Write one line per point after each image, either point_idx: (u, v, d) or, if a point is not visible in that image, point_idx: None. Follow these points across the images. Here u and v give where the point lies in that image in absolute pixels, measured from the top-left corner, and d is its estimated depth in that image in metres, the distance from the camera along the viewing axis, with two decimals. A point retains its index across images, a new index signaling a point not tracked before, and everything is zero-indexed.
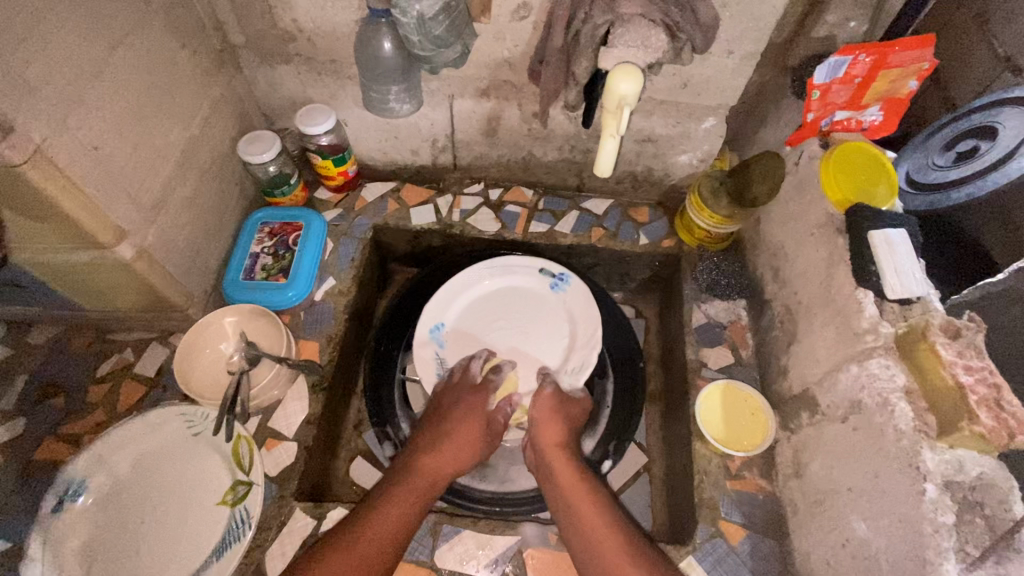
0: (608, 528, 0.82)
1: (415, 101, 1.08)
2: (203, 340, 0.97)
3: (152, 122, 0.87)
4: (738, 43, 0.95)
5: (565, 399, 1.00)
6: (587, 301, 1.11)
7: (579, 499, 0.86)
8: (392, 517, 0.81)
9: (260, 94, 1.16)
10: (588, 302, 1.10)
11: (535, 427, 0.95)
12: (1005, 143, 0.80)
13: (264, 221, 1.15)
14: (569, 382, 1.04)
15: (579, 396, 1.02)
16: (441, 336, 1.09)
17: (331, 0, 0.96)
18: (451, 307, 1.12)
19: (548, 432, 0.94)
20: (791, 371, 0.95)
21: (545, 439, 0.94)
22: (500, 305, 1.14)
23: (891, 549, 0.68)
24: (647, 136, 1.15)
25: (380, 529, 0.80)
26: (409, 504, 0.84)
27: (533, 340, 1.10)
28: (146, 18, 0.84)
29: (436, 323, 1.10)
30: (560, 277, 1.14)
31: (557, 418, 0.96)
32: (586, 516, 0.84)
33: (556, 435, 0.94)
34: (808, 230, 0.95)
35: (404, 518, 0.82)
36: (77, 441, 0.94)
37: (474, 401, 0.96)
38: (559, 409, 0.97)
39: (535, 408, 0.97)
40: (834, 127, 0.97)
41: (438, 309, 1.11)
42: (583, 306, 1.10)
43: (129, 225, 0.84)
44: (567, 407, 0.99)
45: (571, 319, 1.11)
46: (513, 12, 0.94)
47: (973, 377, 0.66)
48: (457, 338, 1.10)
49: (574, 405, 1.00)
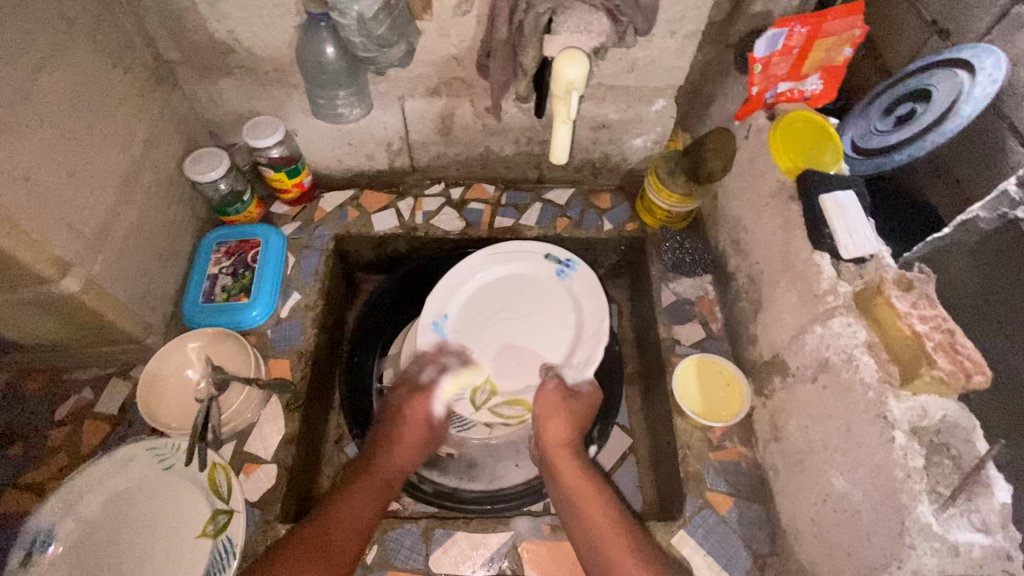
0: (605, 515, 0.83)
1: (364, 105, 1.07)
2: (166, 368, 0.93)
3: (87, 147, 0.83)
4: (679, 23, 0.97)
5: (573, 394, 0.99)
6: (592, 288, 1.08)
7: (580, 491, 0.87)
8: (354, 513, 0.83)
9: (203, 110, 1.12)
10: (592, 288, 1.08)
11: (539, 422, 0.95)
12: (938, 104, 0.83)
13: (220, 241, 1.12)
14: (576, 375, 1.02)
15: (586, 390, 1.01)
16: (440, 327, 1.08)
17: (267, 8, 0.93)
18: (450, 298, 1.10)
19: (553, 428, 0.94)
20: (760, 339, 0.97)
21: (549, 434, 0.94)
22: (502, 296, 1.12)
23: (869, 499, 0.70)
24: (601, 122, 1.16)
25: (347, 528, 0.81)
26: (372, 502, 0.86)
27: (536, 332, 1.09)
28: (70, 38, 0.80)
29: (439, 315, 1.09)
30: (566, 263, 1.12)
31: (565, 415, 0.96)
32: (586, 504, 0.85)
33: (561, 430, 0.94)
34: (763, 200, 0.97)
35: (367, 510, 0.84)
36: (40, 489, 0.89)
37: (414, 413, 0.98)
38: (566, 406, 0.97)
39: (538, 405, 0.97)
40: (778, 99, 1.00)
41: (439, 300, 1.09)
42: (588, 298, 1.08)
43: (73, 257, 0.80)
44: (571, 402, 0.98)
45: (577, 310, 1.09)
46: (455, 7, 0.93)
47: (928, 325, 0.68)
48: (460, 327, 1.09)
49: (580, 400, 0.99)
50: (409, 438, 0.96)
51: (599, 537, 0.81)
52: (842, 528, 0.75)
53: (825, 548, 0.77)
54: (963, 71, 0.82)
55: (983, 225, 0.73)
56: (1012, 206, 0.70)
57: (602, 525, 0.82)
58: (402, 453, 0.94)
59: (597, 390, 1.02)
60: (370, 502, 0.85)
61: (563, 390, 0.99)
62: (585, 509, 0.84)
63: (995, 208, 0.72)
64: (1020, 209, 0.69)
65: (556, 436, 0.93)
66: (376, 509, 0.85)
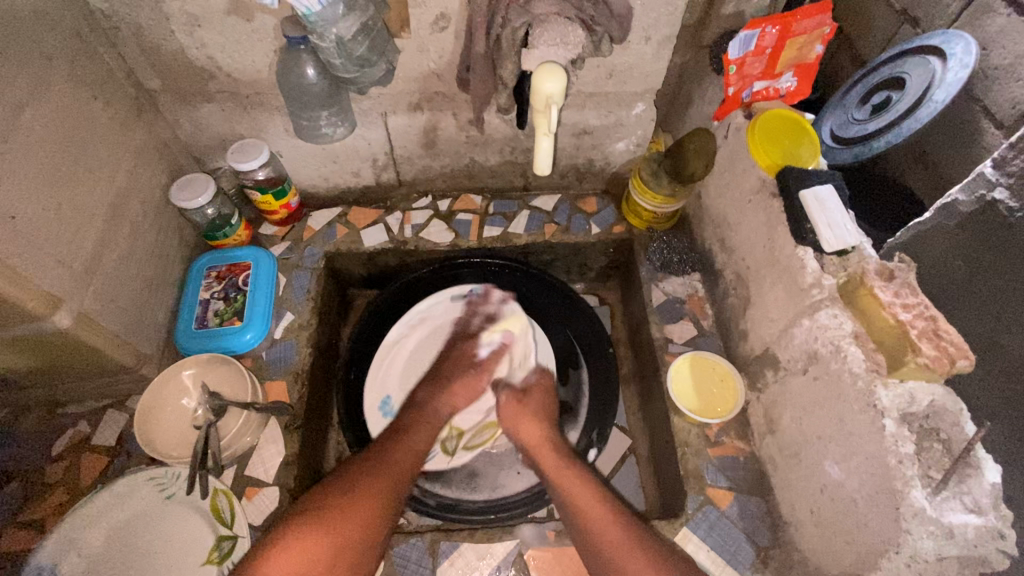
0: (602, 505, 0.83)
1: (348, 123, 1.09)
2: (163, 397, 0.93)
3: (72, 181, 0.83)
4: (654, 29, 0.98)
5: (526, 394, 0.99)
6: (503, 296, 1.15)
7: (572, 485, 0.86)
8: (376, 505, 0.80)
9: (186, 136, 1.12)
10: (504, 302, 1.14)
11: (515, 430, 0.95)
12: (911, 91, 0.85)
13: (209, 266, 1.12)
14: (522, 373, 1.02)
15: (534, 380, 1.02)
16: (390, 408, 1.08)
17: (245, 33, 0.94)
18: (389, 376, 1.12)
19: (526, 432, 0.94)
20: (751, 334, 0.99)
21: (527, 436, 0.93)
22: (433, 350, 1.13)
23: (864, 487, 0.72)
24: (583, 129, 1.17)
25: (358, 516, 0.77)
26: (384, 498, 0.81)
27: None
28: (48, 73, 0.80)
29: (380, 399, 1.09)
30: (470, 294, 1.17)
31: (530, 418, 0.95)
32: (581, 497, 0.84)
33: (536, 430, 0.94)
34: (746, 197, 0.99)
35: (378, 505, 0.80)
36: (40, 527, 0.88)
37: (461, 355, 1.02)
38: (528, 403, 0.97)
39: (504, 418, 0.96)
40: (755, 98, 1.02)
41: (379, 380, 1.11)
42: (503, 306, 1.14)
43: (62, 292, 0.80)
44: (528, 403, 0.97)
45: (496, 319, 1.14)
46: (433, 24, 0.94)
47: (911, 314, 0.71)
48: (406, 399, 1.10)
49: (533, 394, 0.99)
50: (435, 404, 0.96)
51: (602, 528, 0.80)
52: (840, 517, 0.76)
53: (825, 538, 0.79)
54: (934, 58, 0.85)
55: (963, 207, 0.74)
56: (989, 188, 0.71)
57: (603, 518, 0.81)
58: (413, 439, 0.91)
59: (544, 371, 1.04)
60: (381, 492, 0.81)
61: (516, 395, 0.98)
62: (585, 503, 0.83)
63: (973, 190, 0.73)
64: (997, 191, 0.70)
65: (535, 436, 0.93)
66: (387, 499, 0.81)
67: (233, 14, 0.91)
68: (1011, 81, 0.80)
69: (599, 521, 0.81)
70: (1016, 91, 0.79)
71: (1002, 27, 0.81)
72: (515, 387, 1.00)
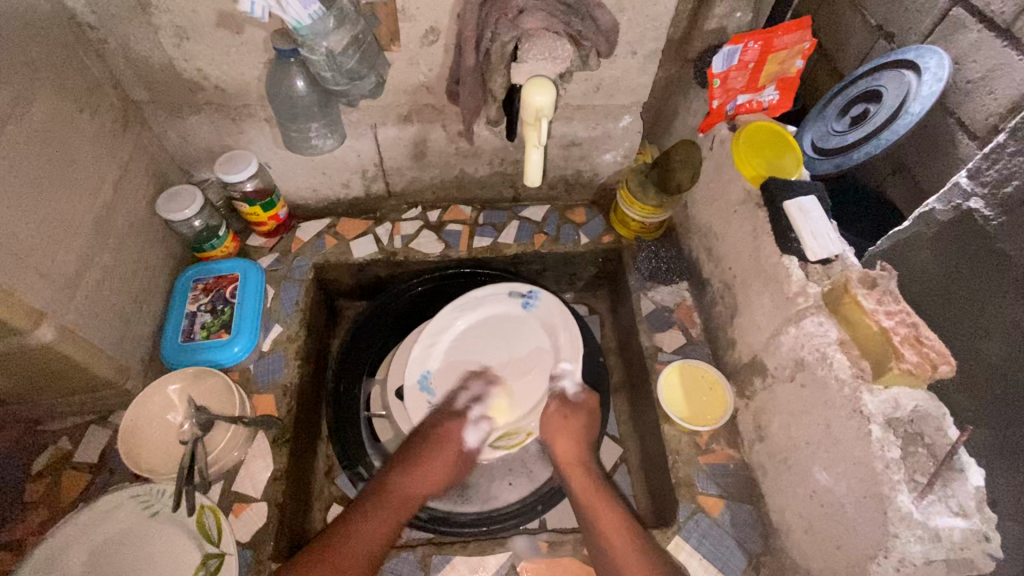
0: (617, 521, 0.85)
1: (337, 135, 1.08)
2: (148, 413, 0.91)
3: (56, 193, 0.82)
4: (640, 43, 1.00)
5: (571, 410, 1.00)
6: (559, 310, 1.12)
7: (597, 504, 0.87)
8: (380, 523, 0.84)
9: (173, 147, 1.11)
10: (559, 314, 1.12)
11: (551, 442, 0.97)
12: (889, 104, 0.88)
13: (196, 278, 1.11)
14: (573, 382, 1.04)
15: (581, 399, 1.02)
16: (429, 384, 1.07)
17: (234, 45, 0.94)
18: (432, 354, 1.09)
19: (561, 446, 0.96)
20: (739, 341, 1.00)
21: (561, 454, 0.95)
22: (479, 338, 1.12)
23: (853, 492, 0.73)
24: (572, 140, 1.19)
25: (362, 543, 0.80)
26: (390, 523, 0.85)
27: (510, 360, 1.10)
28: (33, 85, 0.79)
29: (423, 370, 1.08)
30: (529, 295, 1.14)
31: (567, 433, 0.97)
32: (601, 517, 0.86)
33: (568, 449, 0.96)
34: (731, 207, 1.01)
35: (378, 534, 0.83)
36: (19, 548, 0.86)
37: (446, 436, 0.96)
38: (571, 416, 0.99)
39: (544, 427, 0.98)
40: (739, 111, 1.04)
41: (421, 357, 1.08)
42: (557, 316, 1.12)
43: (46, 306, 0.79)
44: (573, 420, 0.99)
45: (549, 332, 1.12)
46: (422, 37, 0.95)
47: (894, 321, 0.73)
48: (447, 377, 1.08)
49: (580, 412, 1.00)
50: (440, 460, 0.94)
51: (617, 546, 0.82)
52: (829, 522, 0.77)
53: (816, 543, 0.79)
54: (911, 73, 0.88)
55: (940, 216, 0.76)
56: (965, 198, 0.73)
57: (620, 538, 0.83)
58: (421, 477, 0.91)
59: (592, 393, 1.03)
60: (384, 525, 0.84)
61: (564, 406, 1.00)
62: (604, 524, 0.85)
63: (949, 199, 0.75)
64: (972, 201, 0.73)
65: (570, 455, 0.95)
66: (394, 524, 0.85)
67: (223, 26, 0.91)
68: (982, 93, 0.84)
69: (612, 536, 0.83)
70: (989, 104, 0.83)
71: (974, 42, 0.84)
72: (563, 399, 1.01)
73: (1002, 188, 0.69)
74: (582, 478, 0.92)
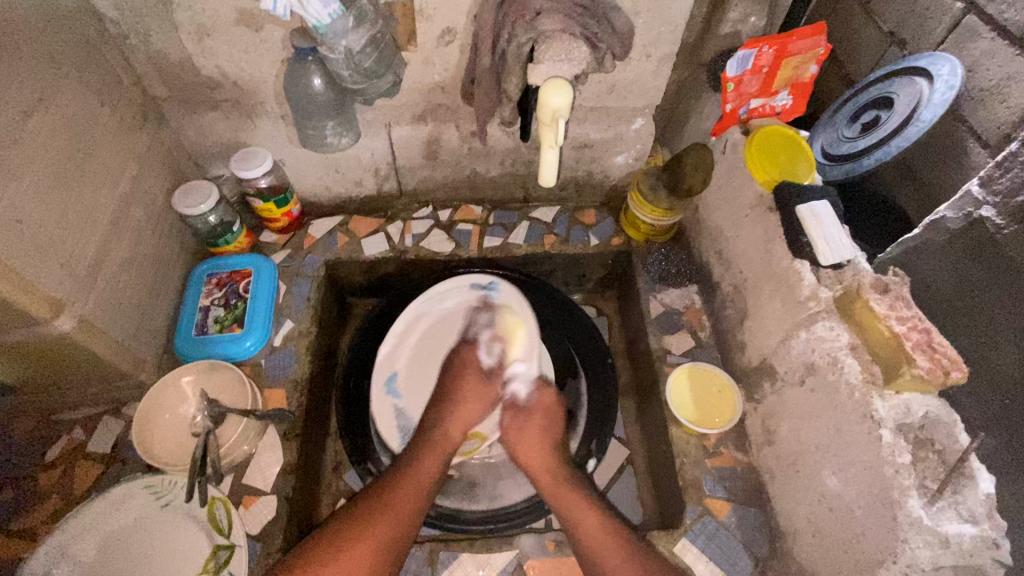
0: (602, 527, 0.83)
1: (352, 133, 1.09)
2: (161, 404, 0.92)
3: (77, 186, 0.83)
4: (654, 46, 1.01)
5: (526, 414, 0.92)
6: (519, 299, 1.03)
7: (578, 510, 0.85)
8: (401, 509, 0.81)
9: (190, 143, 1.13)
10: (518, 305, 1.03)
11: (510, 450, 0.92)
12: (899, 111, 0.88)
13: (210, 272, 1.12)
14: (525, 384, 0.94)
15: (534, 400, 0.94)
16: (396, 387, 1.03)
17: (253, 43, 0.95)
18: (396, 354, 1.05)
19: (530, 456, 0.91)
20: (748, 345, 1.00)
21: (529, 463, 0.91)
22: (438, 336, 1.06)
23: (862, 497, 0.73)
24: (583, 142, 1.19)
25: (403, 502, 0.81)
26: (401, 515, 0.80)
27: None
28: (58, 80, 0.81)
29: (389, 374, 1.04)
30: (491, 286, 1.07)
31: (534, 438, 0.91)
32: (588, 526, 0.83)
33: (539, 453, 0.90)
34: (743, 211, 1.01)
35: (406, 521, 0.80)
36: (33, 535, 0.87)
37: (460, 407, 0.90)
38: (528, 425, 0.92)
39: (505, 436, 0.92)
40: (752, 115, 1.05)
41: (387, 361, 1.04)
42: (516, 310, 1.03)
43: (66, 297, 0.80)
44: (527, 426, 0.91)
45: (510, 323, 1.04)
46: (438, 38, 0.96)
47: (906, 326, 0.73)
48: (415, 379, 1.04)
49: (532, 416, 0.92)
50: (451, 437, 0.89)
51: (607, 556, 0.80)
52: (838, 527, 0.77)
53: (824, 547, 0.79)
54: (924, 79, 0.88)
55: (951, 224, 0.77)
56: (976, 206, 0.74)
57: (603, 545, 0.81)
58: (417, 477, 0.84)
59: (545, 390, 0.94)
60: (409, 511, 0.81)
61: (517, 416, 0.92)
62: (587, 530, 0.82)
63: (961, 208, 0.76)
64: (984, 209, 0.73)
65: (534, 462, 0.90)
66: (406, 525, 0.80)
67: (242, 24, 0.92)
68: (995, 102, 0.83)
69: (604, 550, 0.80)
70: (1001, 113, 0.83)
71: (986, 50, 0.84)
72: (516, 405, 0.93)
73: (1015, 197, 0.69)
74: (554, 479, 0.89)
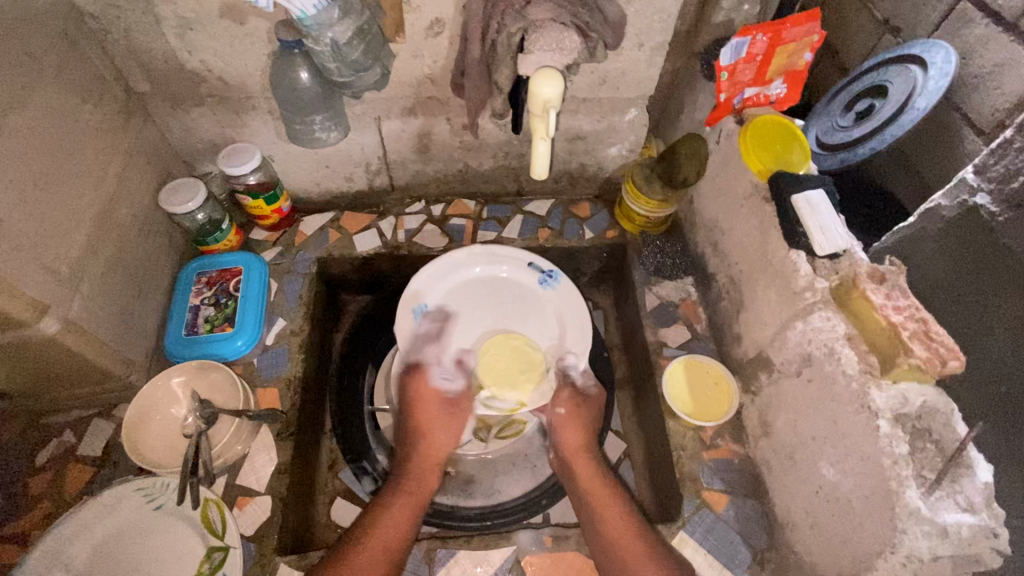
0: (624, 520, 0.84)
1: (340, 128, 1.07)
2: (152, 406, 0.91)
3: (59, 185, 0.81)
4: (647, 36, 0.99)
5: (584, 399, 0.99)
6: (577, 304, 1.06)
7: (603, 500, 0.88)
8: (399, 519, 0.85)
9: (175, 139, 1.11)
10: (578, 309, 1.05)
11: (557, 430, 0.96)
12: (894, 99, 0.87)
13: (200, 271, 1.10)
14: (579, 375, 1.00)
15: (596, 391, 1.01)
16: (422, 317, 1.03)
17: (237, 38, 0.93)
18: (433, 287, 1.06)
19: (568, 436, 0.96)
20: (744, 337, 0.99)
21: (568, 442, 0.95)
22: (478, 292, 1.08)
23: (860, 488, 0.72)
24: (577, 134, 1.18)
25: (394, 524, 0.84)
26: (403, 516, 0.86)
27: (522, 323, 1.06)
28: (36, 76, 0.79)
29: (419, 302, 1.04)
30: (549, 274, 1.09)
31: (576, 422, 0.97)
32: (618, 530, 0.83)
33: (579, 439, 0.95)
34: (738, 201, 1.00)
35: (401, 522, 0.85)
36: (25, 539, 0.86)
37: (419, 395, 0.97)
38: (583, 407, 0.98)
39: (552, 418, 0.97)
40: (746, 104, 1.03)
41: (418, 290, 1.04)
42: (574, 309, 1.05)
43: (49, 298, 0.78)
44: (582, 407, 0.98)
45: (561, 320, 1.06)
46: (427, 29, 0.94)
47: (902, 316, 0.72)
48: (441, 318, 1.04)
49: (588, 404, 0.99)
50: (428, 415, 0.96)
51: (626, 549, 0.81)
52: (834, 517, 0.77)
53: (821, 539, 0.79)
54: (917, 68, 0.86)
55: (946, 212, 0.76)
56: (971, 193, 0.74)
57: (623, 533, 0.83)
58: (432, 431, 0.96)
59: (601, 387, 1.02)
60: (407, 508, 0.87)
61: (575, 396, 0.98)
62: (611, 524, 0.84)
63: (956, 196, 0.75)
64: (979, 195, 0.73)
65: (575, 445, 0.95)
66: (411, 512, 0.87)
67: (226, 17, 0.90)
68: (988, 88, 0.83)
69: (622, 541, 0.82)
70: (994, 99, 0.82)
71: (980, 37, 0.83)
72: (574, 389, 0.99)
73: (1009, 183, 0.70)
74: (585, 467, 0.93)
